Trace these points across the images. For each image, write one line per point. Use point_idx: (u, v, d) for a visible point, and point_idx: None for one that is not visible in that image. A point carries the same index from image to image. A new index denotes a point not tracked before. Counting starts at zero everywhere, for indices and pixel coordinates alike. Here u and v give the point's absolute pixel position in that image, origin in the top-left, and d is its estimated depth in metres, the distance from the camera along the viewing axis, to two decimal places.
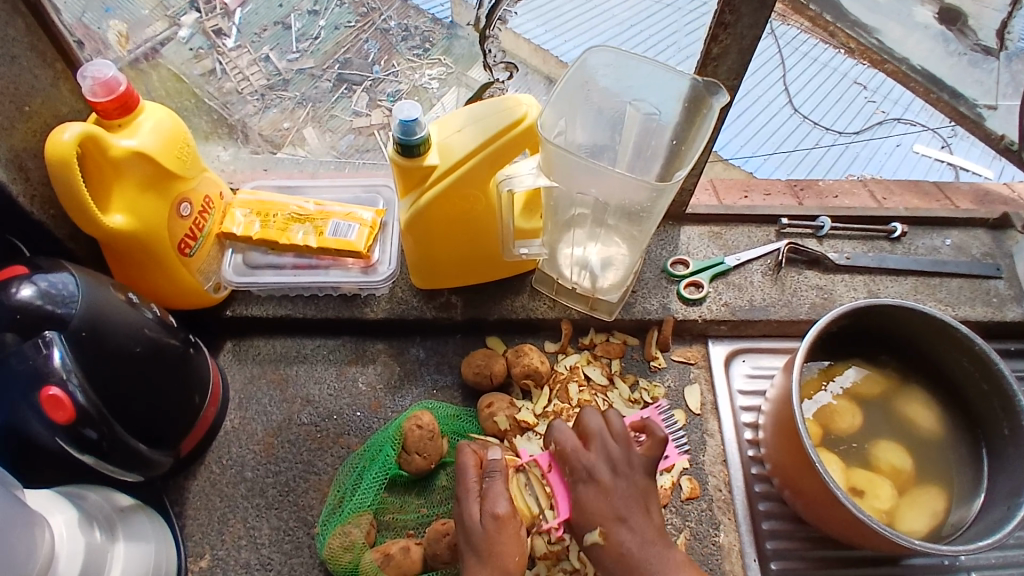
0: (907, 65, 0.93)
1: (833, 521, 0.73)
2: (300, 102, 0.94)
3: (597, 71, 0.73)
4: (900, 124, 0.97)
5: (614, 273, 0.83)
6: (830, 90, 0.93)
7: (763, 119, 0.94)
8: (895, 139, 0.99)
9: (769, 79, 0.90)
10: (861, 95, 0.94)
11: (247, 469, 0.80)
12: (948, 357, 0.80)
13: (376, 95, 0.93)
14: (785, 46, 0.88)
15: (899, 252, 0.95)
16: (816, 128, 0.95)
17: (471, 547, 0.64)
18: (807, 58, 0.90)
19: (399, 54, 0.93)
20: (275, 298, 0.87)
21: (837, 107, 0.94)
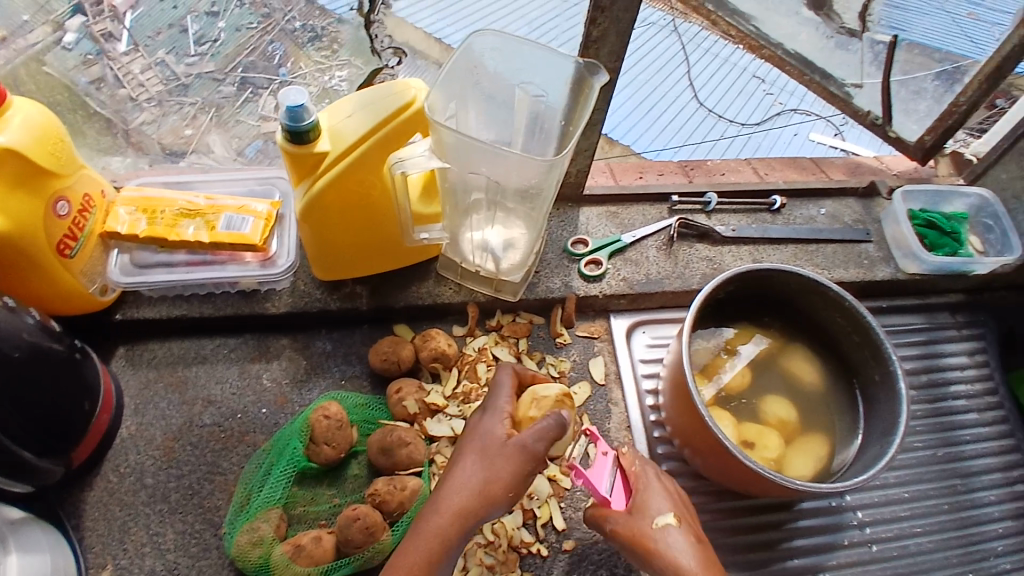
0: (782, 50, 0.99)
1: (727, 472, 0.78)
2: (202, 107, 0.91)
3: (485, 55, 0.75)
4: (796, 113, 1.10)
5: (515, 255, 0.85)
6: (731, 85, 1.05)
7: (672, 113, 1.05)
8: (793, 129, 1.11)
9: (674, 73, 1.01)
10: (760, 88, 1.06)
11: (146, 476, 0.77)
12: (824, 315, 0.87)
13: None
14: (688, 42, 1.00)
15: (779, 222, 1.02)
16: (720, 120, 1.07)
17: (479, 453, 0.65)
18: (709, 54, 1.01)
19: (307, 56, 0.91)
20: (167, 299, 0.84)
21: (738, 99, 1.06)
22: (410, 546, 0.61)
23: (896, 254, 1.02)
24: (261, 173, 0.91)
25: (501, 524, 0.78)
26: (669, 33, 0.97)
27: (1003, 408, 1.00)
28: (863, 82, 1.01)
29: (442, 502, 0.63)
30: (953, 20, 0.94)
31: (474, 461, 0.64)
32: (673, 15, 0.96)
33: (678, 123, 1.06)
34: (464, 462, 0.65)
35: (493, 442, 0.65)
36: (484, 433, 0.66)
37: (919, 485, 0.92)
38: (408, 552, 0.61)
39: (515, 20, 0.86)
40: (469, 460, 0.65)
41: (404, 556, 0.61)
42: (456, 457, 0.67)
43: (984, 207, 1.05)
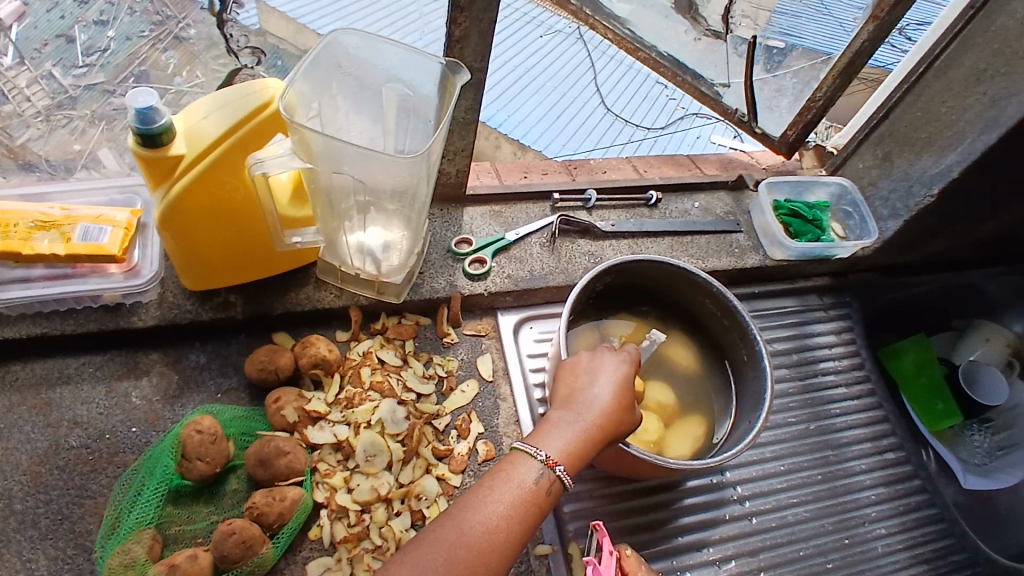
0: (656, 51, 1.03)
1: (609, 458, 0.80)
2: (92, 120, 0.88)
3: (348, 56, 0.75)
4: (698, 117, 1.20)
5: (396, 255, 0.85)
6: (637, 91, 1.13)
7: (583, 116, 1.13)
8: (695, 131, 1.22)
9: (581, 79, 1.09)
10: (663, 95, 1.16)
11: (15, 502, 0.72)
12: (696, 302, 0.91)
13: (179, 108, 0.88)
14: (593, 50, 1.07)
15: (656, 216, 1.06)
16: (626, 124, 1.17)
17: (620, 398, 0.70)
18: (614, 60, 1.09)
19: (203, 64, 0.89)
20: (28, 316, 0.79)
21: (643, 105, 1.16)
22: (552, 434, 0.67)
23: (764, 242, 1.08)
24: (121, 181, 0.86)
25: (388, 527, 0.76)
26: (574, 41, 1.06)
27: (868, 381, 1.08)
28: (730, 81, 1.08)
29: (590, 408, 0.69)
30: (841, 23, 0.97)
31: (612, 402, 0.69)
32: (578, 25, 1.04)
33: (587, 127, 1.15)
34: (592, 395, 0.69)
35: (626, 381, 0.72)
36: (616, 376, 0.71)
37: (794, 457, 0.97)
38: (555, 438, 0.66)
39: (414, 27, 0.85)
40: (614, 383, 0.71)
41: (554, 440, 0.66)
42: (572, 381, 0.72)
43: (844, 194, 1.13)
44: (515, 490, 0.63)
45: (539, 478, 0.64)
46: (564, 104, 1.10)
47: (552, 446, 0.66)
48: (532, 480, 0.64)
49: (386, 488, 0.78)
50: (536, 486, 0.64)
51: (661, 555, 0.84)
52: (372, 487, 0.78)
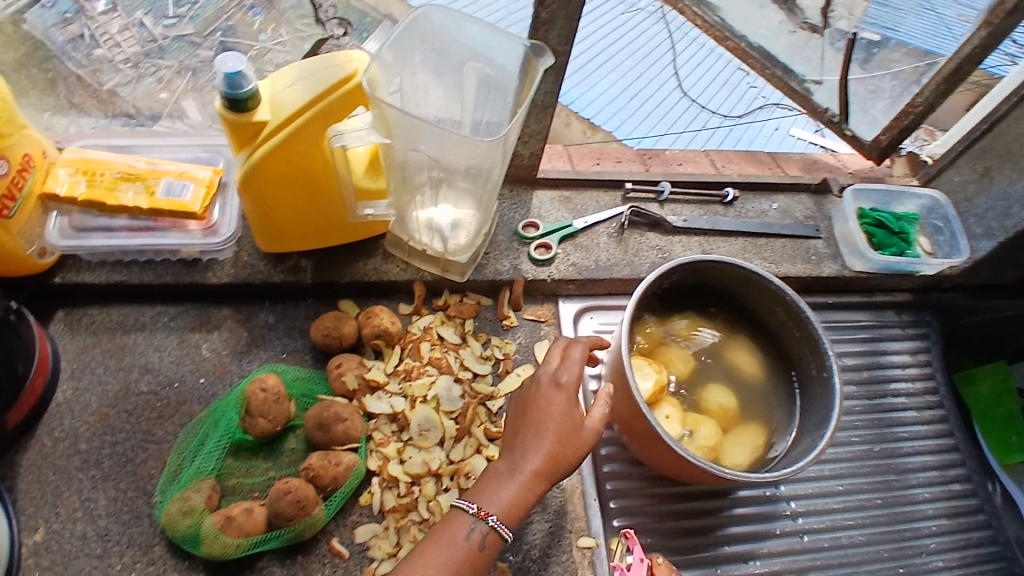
0: (745, 42, 1.01)
1: (663, 459, 0.79)
2: (179, 71, 0.96)
3: (431, 32, 0.74)
4: (778, 109, 1.17)
5: (463, 234, 0.86)
6: (717, 75, 1.13)
7: (659, 98, 1.13)
8: (774, 123, 1.18)
9: (661, 61, 1.11)
10: (744, 81, 1.14)
11: (81, 441, 0.77)
12: (767, 309, 0.88)
13: (262, 65, 0.95)
14: (676, 31, 1.10)
15: (730, 215, 1.03)
16: (703, 110, 1.15)
17: (558, 441, 0.65)
18: (695, 44, 1.11)
19: (287, 24, 0.99)
20: (108, 264, 0.83)
21: (723, 90, 1.14)
22: (490, 490, 0.64)
23: (844, 251, 1.04)
24: (207, 140, 0.89)
25: (436, 502, 0.78)
26: (657, 20, 1.09)
27: (942, 407, 1.03)
28: (823, 79, 1.03)
29: (522, 459, 0.64)
30: (942, 19, 0.91)
31: (545, 447, 0.64)
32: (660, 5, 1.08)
33: (663, 110, 1.14)
34: (530, 440, 0.65)
35: (559, 416, 0.66)
36: (556, 412, 0.66)
37: (854, 479, 0.94)
38: (490, 492, 0.64)
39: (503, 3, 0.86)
40: (555, 420, 0.66)
41: (487, 496, 0.63)
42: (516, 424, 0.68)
43: (936, 208, 1.07)
44: (456, 546, 0.62)
45: (479, 539, 0.62)
46: (639, 82, 1.11)
47: (488, 501, 0.63)
48: (471, 543, 0.62)
49: (437, 464, 0.80)
50: (473, 547, 0.62)
51: (705, 563, 0.83)
52: (424, 461, 0.80)
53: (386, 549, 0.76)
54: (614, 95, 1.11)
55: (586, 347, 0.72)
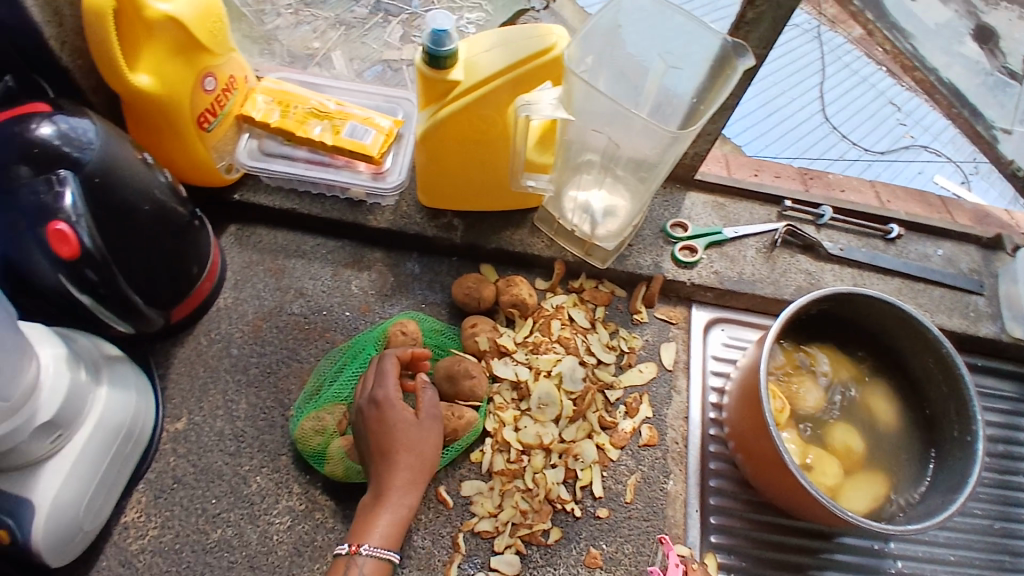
0: (936, 76, 0.97)
1: (781, 487, 0.76)
2: (334, 24, 1.02)
3: (631, 17, 0.74)
4: (925, 151, 1.05)
5: (614, 223, 0.85)
6: (864, 105, 1.04)
7: (792, 119, 1.05)
8: (918, 165, 1.06)
9: (807, 82, 1.03)
10: (893, 116, 1.05)
11: (233, 346, 0.83)
12: (917, 358, 0.83)
13: (410, 31, 1.02)
14: (829, 52, 1.02)
15: (891, 253, 0.97)
16: (844, 140, 1.06)
17: (411, 472, 0.71)
18: (847, 68, 1.03)
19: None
20: (283, 191, 0.89)
21: (868, 122, 1.05)
22: (370, 525, 0.69)
23: (1006, 314, 0.95)
24: (389, 91, 0.93)
25: (541, 475, 0.80)
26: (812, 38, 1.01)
27: None
28: (1014, 128, 0.94)
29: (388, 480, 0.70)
30: None
31: (406, 479, 0.70)
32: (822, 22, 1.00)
33: (801, 133, 1.05)
34: (390, 474, 0.70)
35: (410, 433, 0.72)
36: (402, 416, 0.72)
37: (967, 551, 0.84)
38: (367, 524, 0.69)
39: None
40: (402, 441, 0.71)
41: (367, 529, 0.69)
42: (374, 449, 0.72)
43: None
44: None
45: (361, 571, 0.67)
46: (776, 97, 1.03)
47: (363, 535, 0.68)
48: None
49: (549, 439, 0.81)
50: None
51: None
52: (537, 434, 0.81)
53: (488, 508, 0.79)
54: (753, 112, 1.03)
55: (397, 361, 0.75)
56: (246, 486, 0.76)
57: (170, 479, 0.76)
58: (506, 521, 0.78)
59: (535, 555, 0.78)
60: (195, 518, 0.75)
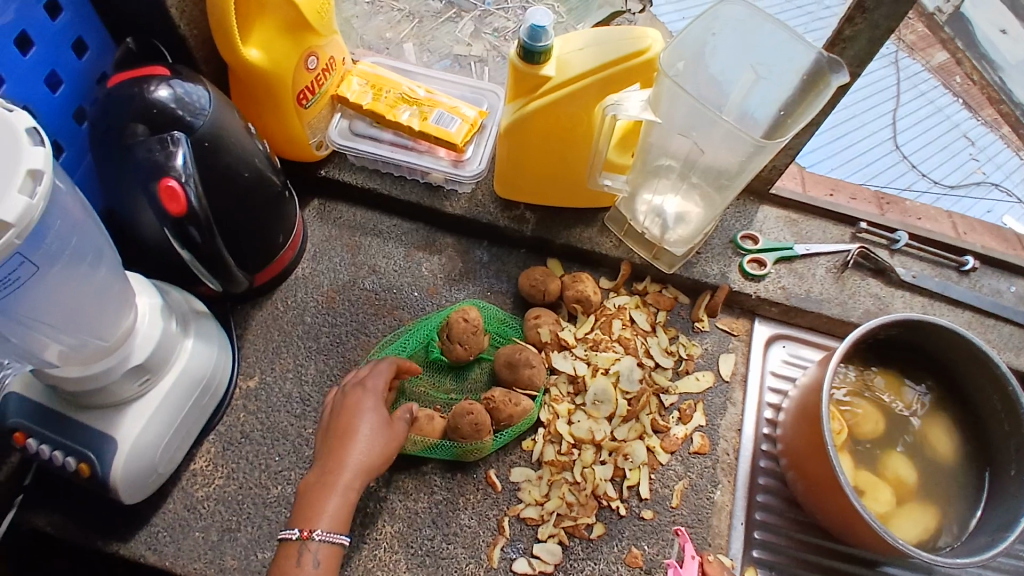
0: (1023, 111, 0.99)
1: (831, 508, 0.76)
2: (408, 16, 1.03)
3: (727, 25, 0.74)
4: (997, 190, 1.02)
5: (684, 229, 0.85)
6: (935, 137, 1.01)
7: (863, 144, 1.03)
8: (988, 204, 1.02)
9: (881, 107, 1.01)
10: (967, 150, 1.01)
11: (307, 314, 0.87)
12: (981, 392, 0.80)
13: (481, 27, 1.03)
14: (906, 79, 1.01)
15: (964, 285, 0.94)
16: (913, 171, 1.02)
17: (350, 455, 0.70)
18: (922, 97, 1.01)
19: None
20: (367, 171, 0.93)
21: (938, 154, 1.02)
22: (315, 507, 0.68)
23: None
24: (476, 82, 0.95)
25: (590, 470, 0.81)
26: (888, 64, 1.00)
27: None
28: None
29: (341, 464, 0.69)
30: None
31: (351, 460, 0.69)
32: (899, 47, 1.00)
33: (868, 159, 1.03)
34: (332, 456, 0.70)
35: (373, 421, 0.72)
36: (368, 407, 0.73)
37: None
38: (315, 507, 0.67)
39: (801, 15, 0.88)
40: (363, 428, 0.71)
41: (313, 513, 0.67)
42: (337, 436, 0.72)
43: None
44: (296, 568, 0.65)
45: (314, 556, 0.66)
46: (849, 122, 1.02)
47: (311, 521, 0.67)
48: (306, 564, 0.65)
49: (601, 435, 0.82)
50: (311, 565, 0.65)
51: None
52: (590, 429, 0.82)
53: (535, 496, 0.80)
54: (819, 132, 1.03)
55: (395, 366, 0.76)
56: (307, 447, 0.80)
57: (238, 433, 0.80)
58: (551, 511, 0.79)
59: (577, 547, 0.78)
60: (258, 473, 0.78)
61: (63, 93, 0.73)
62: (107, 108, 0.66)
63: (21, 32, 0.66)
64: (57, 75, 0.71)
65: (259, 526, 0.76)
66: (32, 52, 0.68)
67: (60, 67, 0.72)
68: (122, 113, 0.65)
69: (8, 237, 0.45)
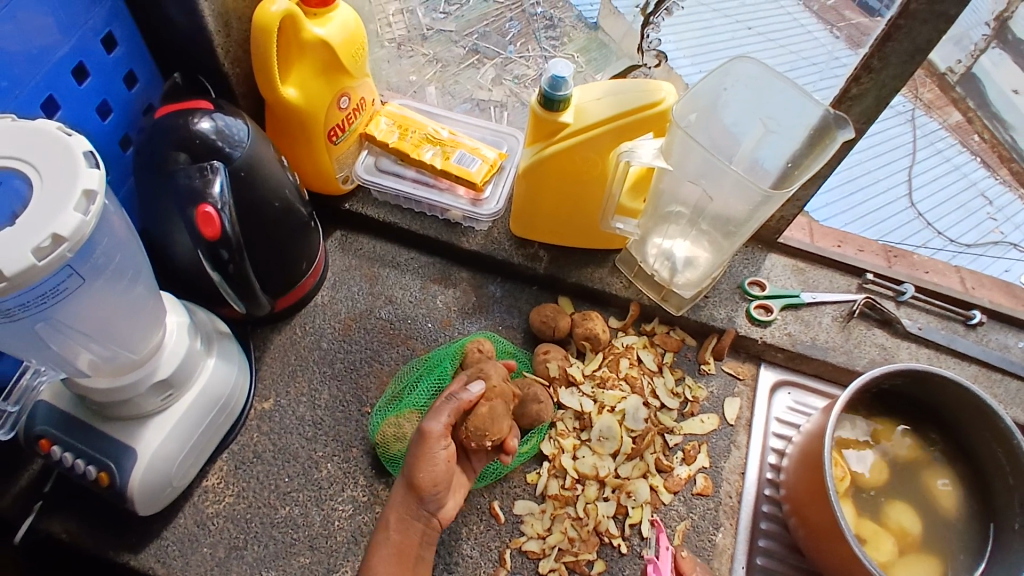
0: None
1: (832, 556, 0.76)
2: (432, 60, 1.09)
3: (738, 81, 0.79)
4: (1013, 250, 1.06)
5: (693, 273, 0.88)
6: (952, 195, 1.06)
7: (881, 201, 1.07)
8: (1004, 263, 1.06)
9: (896, 165, 1.05)
10: (984, 210, 1.06)
11: (324, 340, 0.90)
12: (984, 445, 0.81)
13: (503, 73, 1.08)
14: (922, 137, 1.04)
15: (971, 339, 0.95)
16: (929, 228, 1.06)
17: (407, 497, 0.72)
18: (938, 154, 1.05)
19: (536, 40, 1.07)
20: (389, 206, 0.97)
21: (955, 212, 1.06)
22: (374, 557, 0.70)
23: None
24: (497, 125, 0.99)
25: (593, 506, 0.82)
26: (904, 121, 1.02)
27: None
28: None
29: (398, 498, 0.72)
30: None
31: (404, 500, 0.72)
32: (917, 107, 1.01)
33: (882, 214, 1.07)
34: (396, 494, 0.73)
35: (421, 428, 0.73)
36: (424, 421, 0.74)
37: None
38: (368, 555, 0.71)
39: (810, 74, 0.92)
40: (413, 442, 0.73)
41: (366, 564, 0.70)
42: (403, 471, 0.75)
43: None
44: None
45: None
46: (865, 178, 1.06)
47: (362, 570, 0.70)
48: None
49: (604, 471, 0.84)
50: None
51: None
52: (594, 465, 0.84)
53: (537, 529, 0.81)
54: (833, 188, 1.07)
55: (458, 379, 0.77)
56: (317, 470, 0.82)
57: (250, 453, 0.83)
58: (552, 545, 0.80)
59: None
60: (267, 493, 0.80)
61: (112, 121, 0.78)
62: (152, 137, 0.71)
63: (79, 63, 0.72)
64: (107, 105, 0.77)
65: (264, 546, 0.77)
66: (87, 82, 0.73)
67: (110, 97, 0.77)
68: (165, 142, 0.70)
69: (61, 250, 0.49)
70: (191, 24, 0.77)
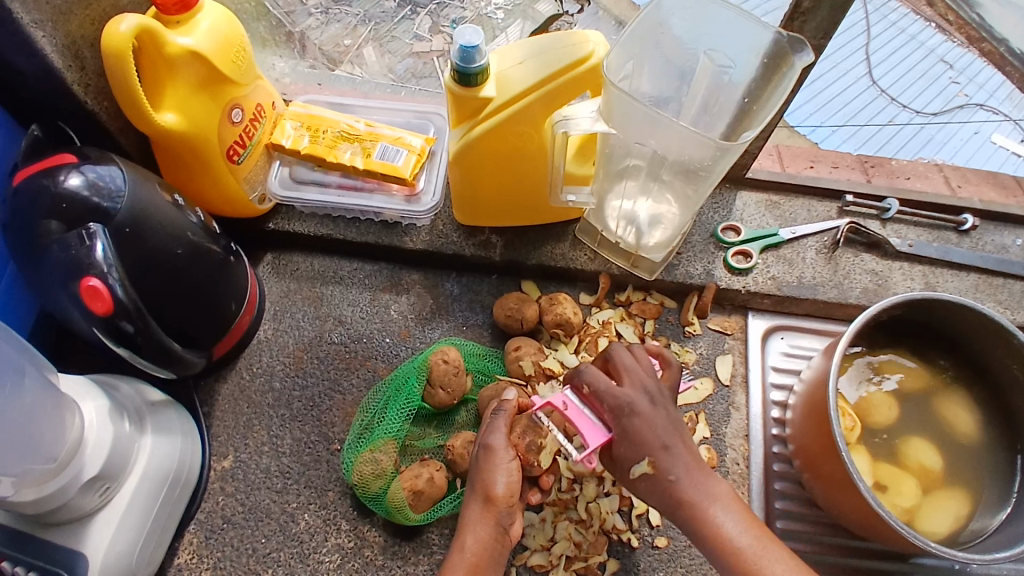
0: (1006, 46, 0.93)
1: (852, 512, 0.70)
2: (365, 19, 0.97)
3: (673, 14, 0.69)
4: (981, 110, 0.93)
5: (662, 232, 0.80)
6: (912, 65, 0.94)
7: (842, 86, 0.93)
8: (973, 126, 0.94)
9: (852, 45, 0.92)
10: (946, 75, 0.94)
11: (275, 379, 0.82)
12: (998, 363, 0.75)
13: (439, 20, 0.95)
14: (873, 12, 0.93)
15: (965, 246, 0.88)
16: (893, 103, 0.94)
17: (484, 513, 0.63)
18: (893, 27, 0.93)
19: None
20: (318, 217, 0.87)
21: (919, 83, 0.94)
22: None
23: None
24: (419, 106, 0.90)
25: (596, 504, 0.76)
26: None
27: None
28: None
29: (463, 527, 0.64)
30: None
31: (483, 516, 0.63)
32: None
33: (845, 98, 0.94)
34: (469, 511, 0.64)
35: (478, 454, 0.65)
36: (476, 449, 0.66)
37: None
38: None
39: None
40: (476, 464, 0.65)
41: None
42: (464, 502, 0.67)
43: None
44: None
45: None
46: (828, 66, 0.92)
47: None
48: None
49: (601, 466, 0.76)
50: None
51: None
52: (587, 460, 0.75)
53: (540, 540, 0.75)
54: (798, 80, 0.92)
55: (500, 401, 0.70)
56: (295, 523, 0.75)
57: (220, 518, 0.76)
58: (560, 554, 0.75)
59: None
60: (246, 558, 0.74)
61: None
62: (16, 208, 0.61)
63: None
64: None
65: None
66: None
67: None
68: (33, 211, 0.60)
69: None
70: (35, 67, 0.66)
